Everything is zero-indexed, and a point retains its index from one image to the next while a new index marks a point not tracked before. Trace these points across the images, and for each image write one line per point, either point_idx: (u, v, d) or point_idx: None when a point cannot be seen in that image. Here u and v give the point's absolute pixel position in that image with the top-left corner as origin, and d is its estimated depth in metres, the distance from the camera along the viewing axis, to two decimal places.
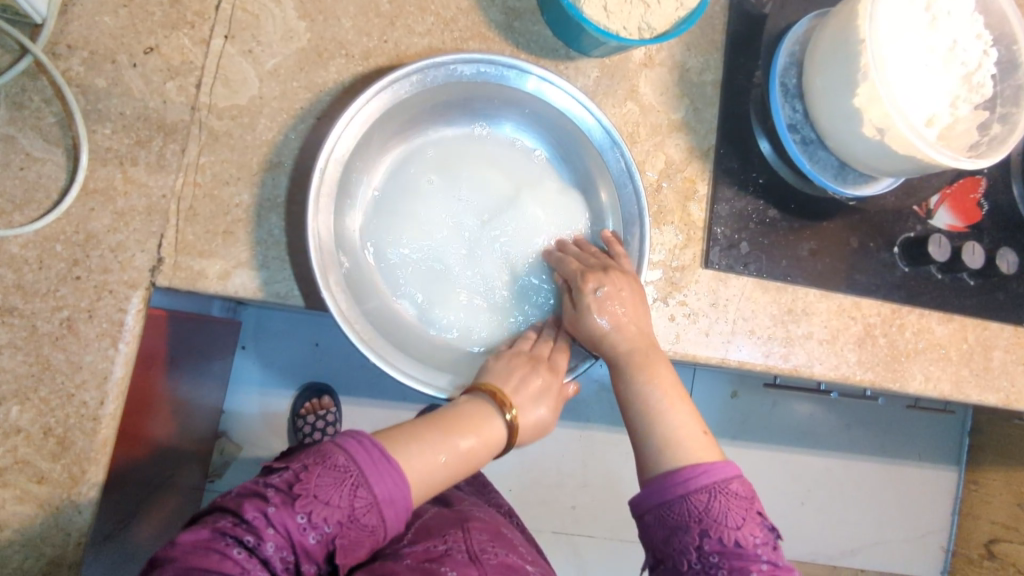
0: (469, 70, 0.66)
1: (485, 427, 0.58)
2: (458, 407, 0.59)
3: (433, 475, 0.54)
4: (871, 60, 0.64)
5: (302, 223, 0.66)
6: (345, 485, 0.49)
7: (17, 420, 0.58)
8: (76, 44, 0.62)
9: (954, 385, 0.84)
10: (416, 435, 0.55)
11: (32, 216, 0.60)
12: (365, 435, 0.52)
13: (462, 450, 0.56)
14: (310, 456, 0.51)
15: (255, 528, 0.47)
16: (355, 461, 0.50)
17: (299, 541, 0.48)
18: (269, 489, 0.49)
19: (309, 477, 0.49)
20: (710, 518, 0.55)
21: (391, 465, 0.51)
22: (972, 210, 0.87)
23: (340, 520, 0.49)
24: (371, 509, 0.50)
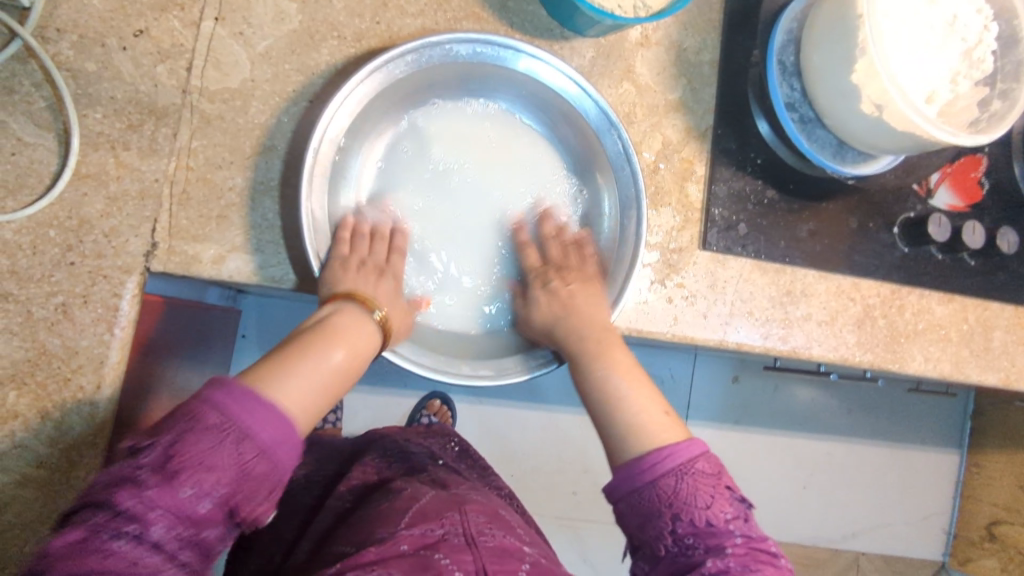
0: (466, 50, 0.66)
1: (356, 336, 0.58)
2: (327, 321, 0.58)
3: (313, 399, 0.54)
4: (870, 34, 0.63)
5: (296, 207, 0.66)
6: (225, 443, 0.48)
7: (15, 405, 0.58)
8: (65, 28, 0.61)
9: (953, 366, 0.84)
10: (279, 369, 0.53)
11: (25, 202, 0.60)
12: (233, 386, 0.50)
13: (337, 365, 0.56)
14: (178, 423, 0.48)
15: (136, 515, 0.45)
16: (228, 415, 0.48)
17: (192, 512, 0.47)
18: (140, 471, 0.46)
19: (184, 446, 0.47)
20: (680, 501, 0.55)
21: (268, 407, 0.50)
22: (974, 189, 0.87)
23: (230, 479, 0.48)
24: (261, 458, 0.49)
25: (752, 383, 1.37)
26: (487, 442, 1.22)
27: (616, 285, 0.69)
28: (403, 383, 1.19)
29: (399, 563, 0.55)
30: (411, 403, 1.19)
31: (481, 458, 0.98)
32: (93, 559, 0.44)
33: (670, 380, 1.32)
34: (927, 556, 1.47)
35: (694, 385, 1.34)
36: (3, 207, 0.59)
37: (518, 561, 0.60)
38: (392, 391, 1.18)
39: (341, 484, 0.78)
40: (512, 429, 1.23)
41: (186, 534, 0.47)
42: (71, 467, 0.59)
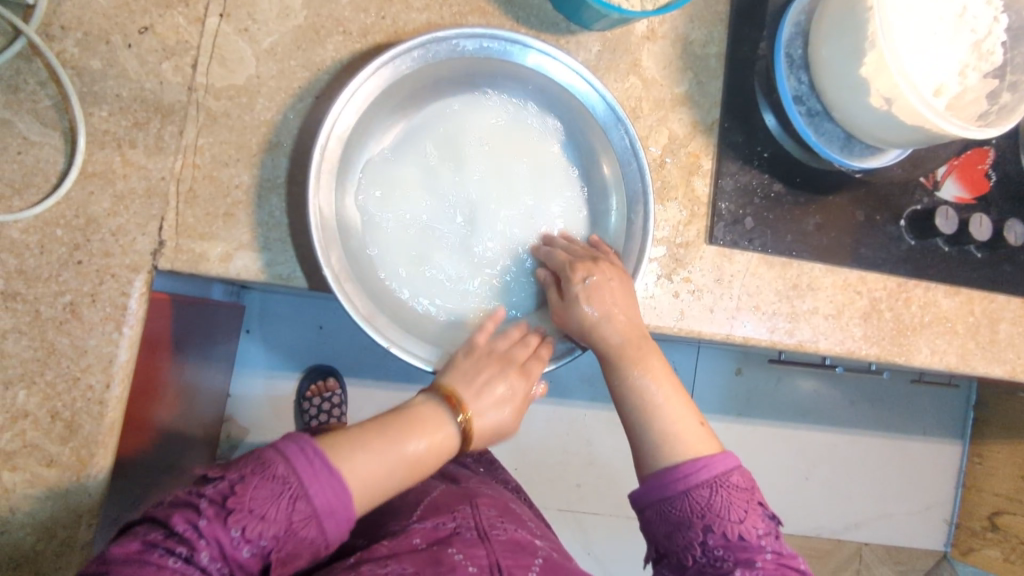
0: (473, 45, 0.66)
1: (436, 432, 0.58)
2: (414, 408, 0.60)
3: (379, 477, 0.53)
4: (878, 28, 0.62)
5: (302, 205, 0.66)
6: (282, 498, 0.48)
7: (25, 404, 0.58)
8: (69, 25, 0.61)
9: (960, 358, 0.84)
10: (360, 441, 0.54)
11: (32, 200, 0.60)
12: (307, 441, 0.51)
13: (412, 451, 0.56)
14: (249, 464, 0.49)
15: (187, 540, 0.47)
16: (295, 470, 0.49)
17: (231, 554, 0.48)
18: (201, 500, 0.48)
19: (244, 488, 0.48)
20: (713, 513, 0.55)
21: (335, 477, 0.50)
22: (980, 181, 0.86)
23: (275, 533, 0.48)
24: (310, 521, 0.49)
25: (756, 375, 1.37)
26: None
27: None
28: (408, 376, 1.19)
29: (411, 558, 0.55)
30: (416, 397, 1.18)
31: (487, 452, 0.98)
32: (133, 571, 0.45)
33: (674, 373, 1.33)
34: (930, 546, 1.47)
35: (698, 378, 1.34)
36: (10, 206, 0.59)
37: (530, 556, 0.60)
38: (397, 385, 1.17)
39: None
40: (517, 423, 1.23)
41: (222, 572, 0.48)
42: (82, 466, 0.59)
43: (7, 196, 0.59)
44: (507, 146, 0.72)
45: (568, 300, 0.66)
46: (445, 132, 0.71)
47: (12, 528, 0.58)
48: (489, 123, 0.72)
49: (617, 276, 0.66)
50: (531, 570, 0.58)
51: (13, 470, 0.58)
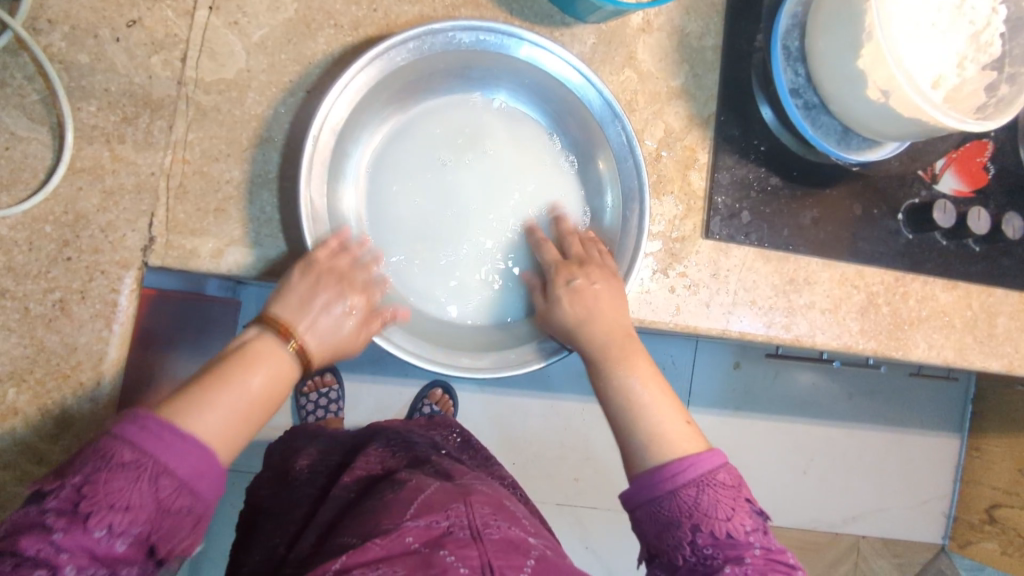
0: (468, 37, 0.64)
1: (273, 365, 0.53)
2: (239, 346, 0.54)
3: (234, 429, 0.50)
4: (876, 19, 0.61)
5: (294, 200, 0.65)
6: (141, 481, 0.45)
7: (15, 402, 0.58)
8: (56, 19, 0.60)
9: (957, 352, 0.83)
10: (199, 401, 0.49)
11: (20, 196, 0.59)
12: (145, 417, 0.46)
13: (250, 397, 0.51)
14: (88, 462, 0.45)
15: (45, 561, 0.42)
16: (142, 450, 0.45)
17: (105, 553, 0.44)
18: (49, 512, 0.44)
19: (94, 486, 0.44)
20: (700, 513, 0.53)
21: (186, 440, 0.46)
22: (979, 174, 0.86)
23: (146, 517, 0.45)
24: (181, 492, 0.46)
25: (753, 370, 1.37)
26: (489, 431, 1.23)
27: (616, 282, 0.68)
28: (405, 372, 1.19)
29: (403, 561, 0.56)
30: (412, 392, 1.18)
31: (484, 448, 0.97)
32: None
33: (671, 367, 1.32)
34: (927, 539, 1.47)
35: (695, 372, 1.34)
36: None
37: (523, 556, 0.60)
38: (394, 380, 1.18)
39: (346, 475, 0.78)
40: (514, 418, 1.23)
41: None
42: None
43: None
44: (508, 144, 0.73)
45: (552, 301, 0.66)
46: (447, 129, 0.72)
47: None
48: (491, 121, 0.73)
49: (603, 280, 0.65)
50: (523, 570, 0.58)
51: (5, 468, 0.57)
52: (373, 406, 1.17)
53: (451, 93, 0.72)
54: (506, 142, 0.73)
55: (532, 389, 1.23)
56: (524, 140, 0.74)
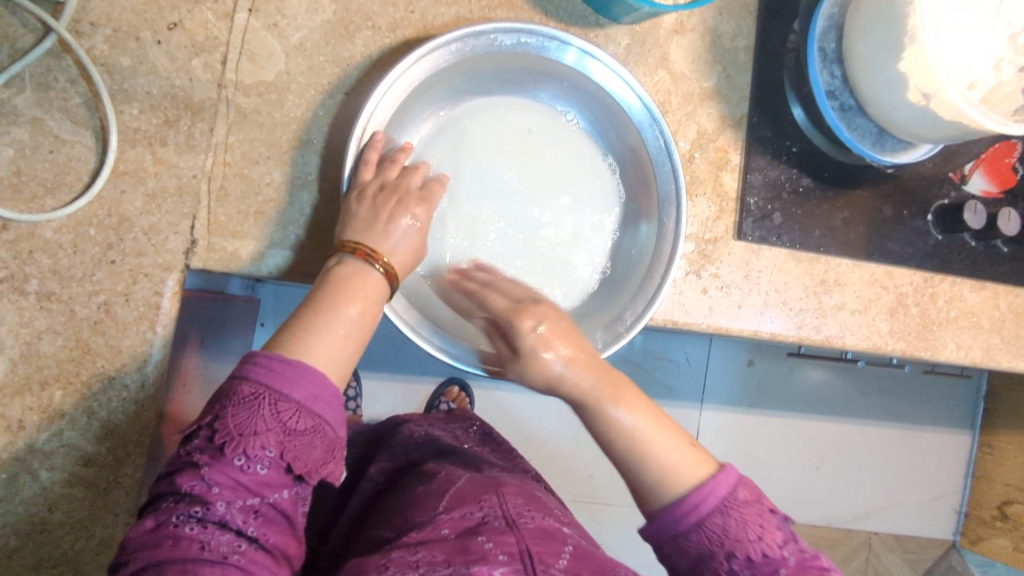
0: (509, 40, 0.65)
1: (364, 288, 0.56)
2: (332, 276, 0.56)
3: (342, 353, 0.54)
4: (919, 22, 0.62)
5: (332, 202, 0.65)
6: (264, 408, 0.48)
7: (62, 404, 0.58)
8: (98, 22, 0.60)
9: (984, 352, 0.83)
10: (300, 335, 0.52)
11: (64, 200, 0.59)
12: (258, 355, 0.50)
13: (352, 321, 0.55)
14: (216, 402, 0.49)
15: (199, 496, 0.47)
16: (258, 383, 0.49)
17: (250, 480, 0.48)
18: (195, 453, 0.48)
19: (225, 421, 0.48)
20: (731, 539, 0.53)
21: (296, 368, 0.50)
22: (1006, 175, 0.86)
23: (278, 440, 0.48)
24: (301, 413, 0.49)
25: (767, 366, 1.37)
26: (507, 428, 1.23)
27: (654, 282, 0.68)
28: (421, 369, 1.19)
29: (442, 546, 0.54)
30: (430, 389, 1.19)
31: (505, 440, 0.95)
32: (168, 544, 0.46)
33: (687, 365, 1.33)
34: (939, 536, 1.48)
35: (711, 370, 1.34)
36: (43, 206, 0.59)
37: (560, 543, 0.58)
38: (411, 377, 1.18)
39: (371, 469, 0.78)
40: (531, 414, 1.23)
41: (253, 503, 0.48)
42: (118, 465, 0.59)
43: (41, 196, 0.59)
44: (550, 141, 0.74)
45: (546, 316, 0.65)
46: (491, 125, 0.73)
47: (52, 527, 0.58)
48: (533, 118, 0.74)
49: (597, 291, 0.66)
50: (561, 557, 0.56)
51: (51, 469, 0.58)
52: (393, 404, 1.18)
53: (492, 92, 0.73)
54: (547, 140, 0.74)
55: None
56: (563, 139, 0.75)
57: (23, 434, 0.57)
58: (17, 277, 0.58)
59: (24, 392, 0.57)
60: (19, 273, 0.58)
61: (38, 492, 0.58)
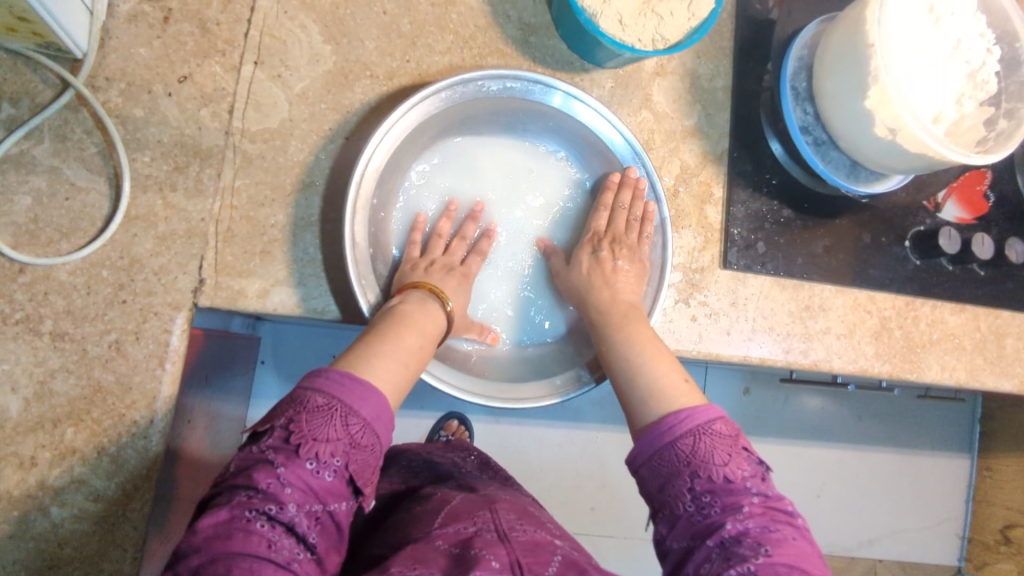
0: (496, 85, 0.69)
1: (424, 321, 0.62)
2: (401, 307, 0.63)
3: (397, 378, 0.58)
4: (881, 63, 0.66)
5: (334, 240, 0.68)
6: (335, 418, 0.52)
7: (73, 441, 0.60)
8: (113, 76, 0.64)
9: (969, 373, 0.86)
10: (366, 355, 0.57)
11: (79, 244, 0.62)
12: (332, 370, 0.54)
13: (410, 350, 0.59)
14: (290, 408, 0.52)
15: (272, 494, 0.49)
16: (331, 395, 0.52)
17: (319, 485, 0.51)
18: (268, 453, 0.51)
19: (300, 424, 0.51)
20: (698, 460, 0.56)
21: (364, 386, 0.54)
22: (979, 202, 0.90)
23: (344, 450, 0.51)
24: (366, 430, 0.53)
25: (763, 394, 1.38)
26: (505, 462, 1.24)
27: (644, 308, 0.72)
28: (422, 404, 1.20)
29: (437, 560, 0.55)
30: (431, 423, 1.20)
31: (502, 468, 0.96)
32: (238, 538, 0.47)
33: None
34: (942, 561, 1.48)
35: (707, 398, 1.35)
36: (58, 249, 0.62)
37: (550, 553, 0.59)
38: (410, 411, 1.19)
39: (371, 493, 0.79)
40: (529, 447, 1.24)
41: (317, 510, 0.51)
42: (127, 501, 0.61)
43: (56, 241, 0.62)
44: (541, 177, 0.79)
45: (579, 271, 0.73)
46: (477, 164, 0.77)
47: (61, 563, 0.59)
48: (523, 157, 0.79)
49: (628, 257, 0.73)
50: (551, 565, 0.57)
51: (62, 506, 0.59)
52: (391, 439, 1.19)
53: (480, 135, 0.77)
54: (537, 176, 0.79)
55: (546, 418, 1.25)
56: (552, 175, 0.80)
57: (36, 471, 0.59)
58: (32, 318, 0.60)
59: (38, 430, 0.59)
60: (34, 314, 0.60)
61: (49, 528, 0.59)
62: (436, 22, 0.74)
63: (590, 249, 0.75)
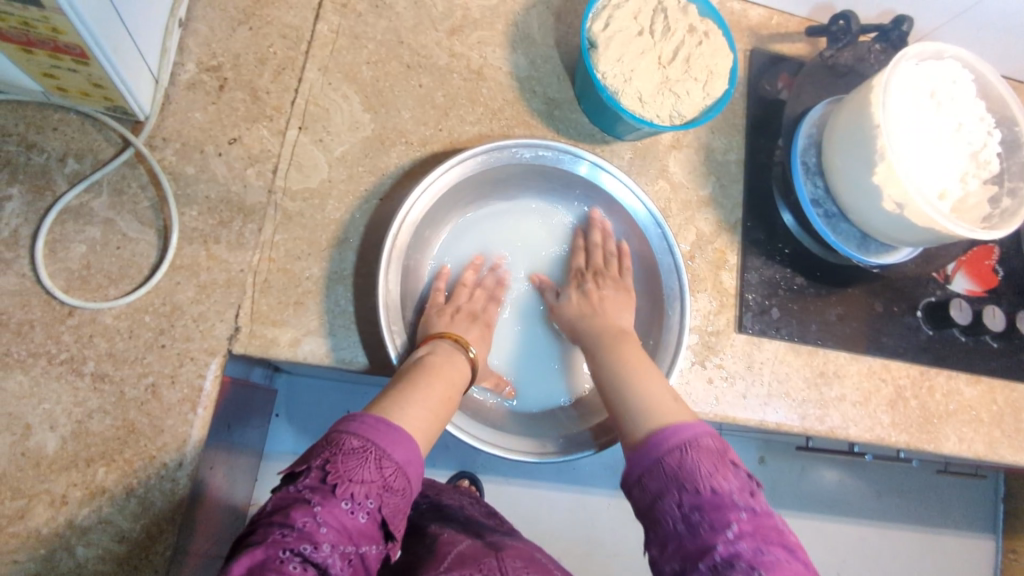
0: (529, 153, 0.74)
1: (454, 371, 0.65)
2: (430, 357, 0.65)
3: (426, 426, 0.59)
4: (887, 142, 0.70)
5: (366, 293, 0.72)
6: (370, 460, 0.53)
7: (104, 480, 0.61)
8: (170, 137, 0.70)
9: (987, 446, 0.85)
10: (396, 400, 0.59)
11: (125, 290, 0.66)
12: (365, 414, 0.56)
13: (440, 396, 0.62)
14: (325, 450, 0.54)
15: (308, 532, 0.49)
16: (367, 437, 0.55)
17: (352, 526, 0.51)
18: (304, 493, 0.52)
19: (336, 465, 0.53)
20: (685, 474, 0.55)
21: (395, 429, 0.56)
22: (988, 276, 0.92)
23: (378, 492, 0.53)
24: (399, 472, 0.55)
25: (778, 464, 1.36)
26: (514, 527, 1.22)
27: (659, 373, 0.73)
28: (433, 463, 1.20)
29: None
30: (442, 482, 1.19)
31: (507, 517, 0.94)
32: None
33: None
34: None
35: None
36: (106, 294, 0.65)
37: None
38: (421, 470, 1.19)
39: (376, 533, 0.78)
40: (540, 512, 1.22)
41: (349, 552, 0.51)
42: (150, 544, 0.62)
43: (104, 286, 0.65)
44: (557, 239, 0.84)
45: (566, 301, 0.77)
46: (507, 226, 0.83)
47: None
48: (540, 224, 0.84)
49: (612, 287, 0.77)
50: None
51: (87, 546, 0.60)
52: None
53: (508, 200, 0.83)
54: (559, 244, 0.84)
55: (558, 481, 1.23)
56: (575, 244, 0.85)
57: (65, 509, 0.60)
58: (76, 359, 0.63)
59: (71, 469, 0.61)
60: (78, 355, 0.63)
61: (73, 569, 0.60)
62: (468, 96, 0.80)
63: (577, 284, 0.78)
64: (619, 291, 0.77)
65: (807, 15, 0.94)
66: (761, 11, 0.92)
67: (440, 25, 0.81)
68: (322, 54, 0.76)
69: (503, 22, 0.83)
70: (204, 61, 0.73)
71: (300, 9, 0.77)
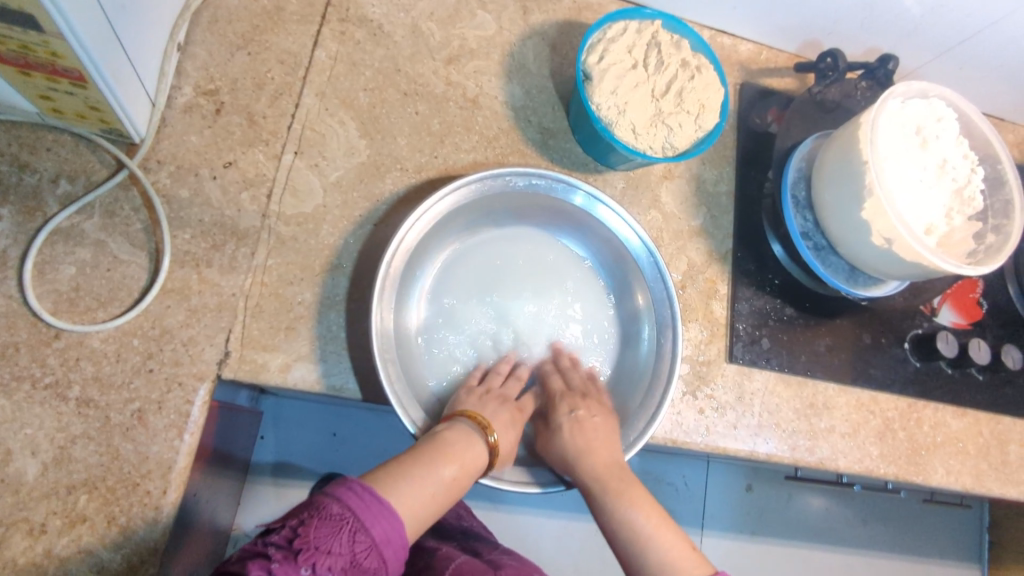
0: (522, 182, 0.75)
1: (470, 457, 0.64)
2: (445, 436, 0.65)
3: (418, 509, 0.59)
4: (876, 179, 0.71)
5: (358, 319, 0.71)
6: (344, 532, 0.52)
7: (84, 509, 0.60)
8: (164, 160, 0.70)
9: (974, 478, 0.86)
10: (396, 481, 0.59)
11: (114, 313, 0.65)
12: (356, 482, 0.56)
13: (443, 481, 0.61)
14: (305, 511, 0.53)
15: None
16: (349, 508, 0.54)
17: None
18: (269, 547, 0.50)
19: (308, 530, 0.51)
20: None
21: (386, 510, 0.55)
22: (972, 308, 0.94)
23: (343, 566, 0.51)
24: (372, 551, 0.53)
25: (765, 492, 1.35)
26: None
27: (653, 404, 0.73)
28: None
29: None
30: None
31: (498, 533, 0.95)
32: None
33: (684, 488, 1.30)
34: None
35: (708, 495, 1.32)
36: (94, 317, 0.64)
37: None
38: None
39: None
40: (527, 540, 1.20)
41: None
42: None
43: (93, 309, 0.64)
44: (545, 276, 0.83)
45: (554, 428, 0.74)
46: (497, 252, 0.82)
47: None
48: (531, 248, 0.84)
49: (600, 414, 0.74)
50: None
51: None
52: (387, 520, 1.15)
53: (500, 228, 0.83)
54: (552, 269, 0.84)
55: (546, 508, 1.22)
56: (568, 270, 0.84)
57: (43, 539, 0.58)
58: (61, 383, 0.62)
59: (51, 497, 0.59)
60: (63, 379, 0.62)
61: None
62: (463, 123, 0.81)
63: (566, 406, 0.74)
64: (605, 416, 0.74)
65: (795, 51, 0.96)
66: (751, 46, 0.95)
67: (436, 54, 0.82)
68: (319, 80, 0.77)
69: (499, 52, 0.84)
70: (202, 85, 0.73)
71: (298, 36, 0.78)
